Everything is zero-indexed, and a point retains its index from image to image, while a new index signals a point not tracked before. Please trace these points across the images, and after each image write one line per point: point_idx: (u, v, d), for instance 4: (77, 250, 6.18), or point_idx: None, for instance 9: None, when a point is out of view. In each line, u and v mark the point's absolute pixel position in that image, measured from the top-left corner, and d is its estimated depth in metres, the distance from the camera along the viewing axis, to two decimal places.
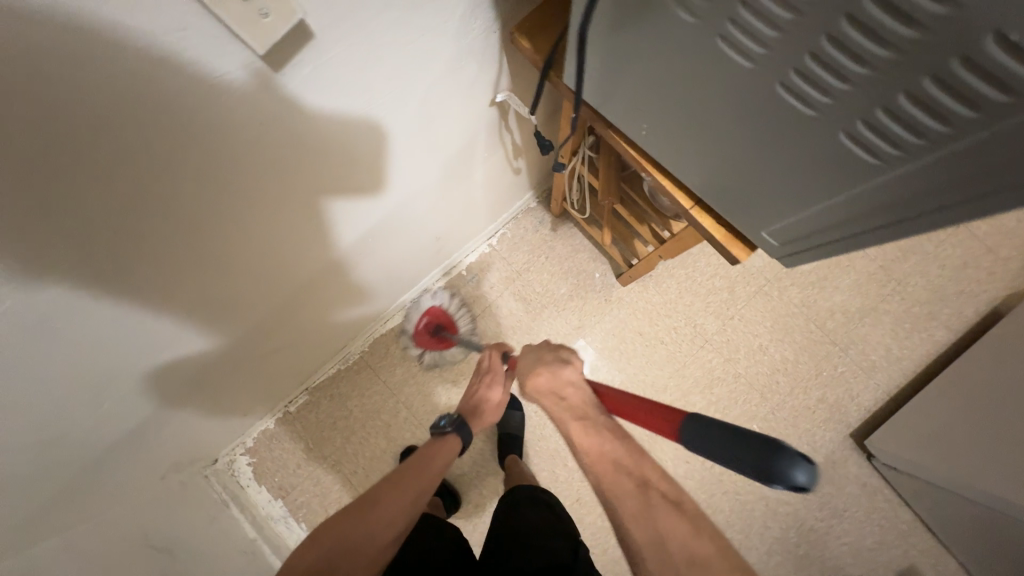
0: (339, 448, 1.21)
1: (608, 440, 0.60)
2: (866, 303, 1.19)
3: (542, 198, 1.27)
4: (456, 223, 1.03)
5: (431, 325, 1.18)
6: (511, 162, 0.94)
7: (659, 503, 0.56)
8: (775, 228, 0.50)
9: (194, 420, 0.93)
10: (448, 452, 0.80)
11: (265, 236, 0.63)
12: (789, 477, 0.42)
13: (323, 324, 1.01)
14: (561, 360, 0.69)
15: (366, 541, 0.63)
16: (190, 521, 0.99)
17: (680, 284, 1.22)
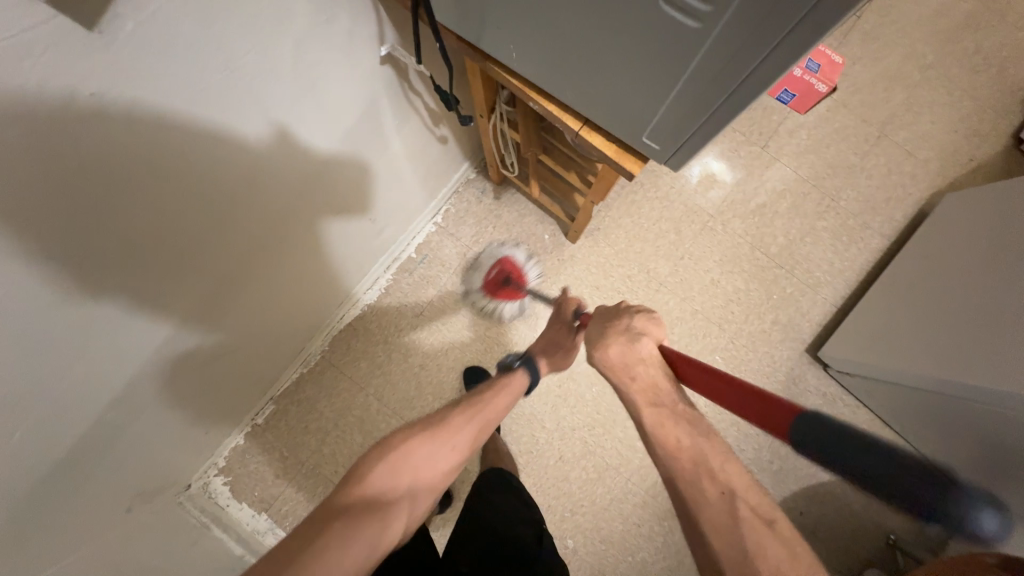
0: (314, 450, 1.19)
1: (689, 437, 0.60)
2: (804, 223, 1.24)
3: (480, 167, 1.25)
4: (392, 203, 1.03)
5: (501, 277, 1.18)
6: (430, 128, 0.92)
7: (751, 518, 0.54)
8: (650, 130, 0.49)
9: (150, 445, 0.89)
10: (515, 389, 0.79)
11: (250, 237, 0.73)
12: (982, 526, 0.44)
13: (287, 315, 1.01)
14: (635, 335, 0.68)
15: (432, 465, 0.61)
16: (172, 545, 0.96)
17: (629, 232, 1.23)
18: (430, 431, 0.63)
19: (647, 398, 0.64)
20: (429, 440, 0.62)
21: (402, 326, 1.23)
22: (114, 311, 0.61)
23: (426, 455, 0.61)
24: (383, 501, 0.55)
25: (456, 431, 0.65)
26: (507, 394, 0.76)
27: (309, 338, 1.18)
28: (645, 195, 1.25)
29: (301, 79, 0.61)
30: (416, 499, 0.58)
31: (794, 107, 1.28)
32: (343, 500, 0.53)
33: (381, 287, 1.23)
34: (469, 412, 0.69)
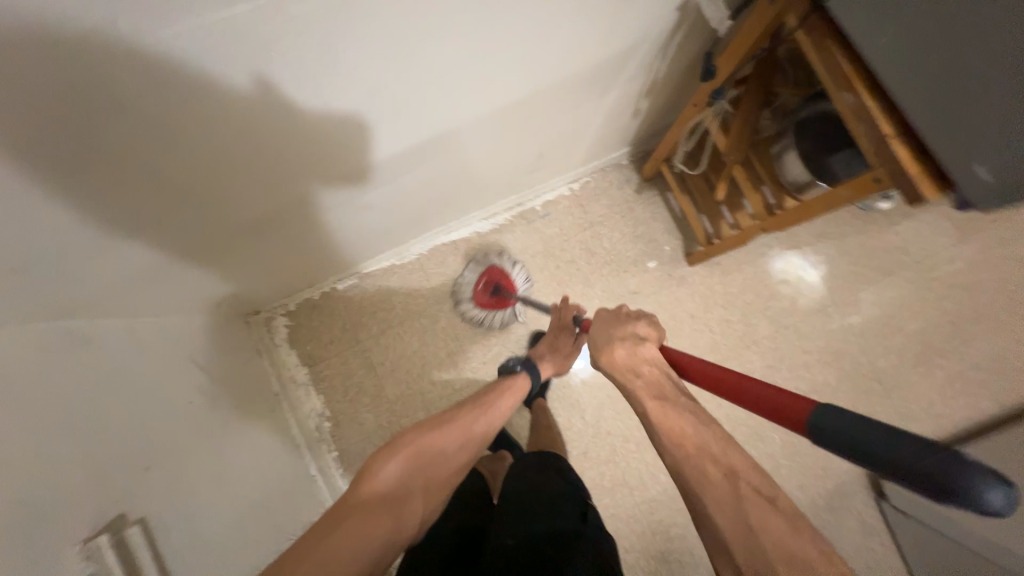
0: (372, 336, 1.24)
1: (691, 425, 0.60)
2: (924, 351, 1.18)
3: (635, 156, 1.25)
4: (559, 153, 1.03)
5: (489, 287, 1.19)
6: (636, 100, 0.90)
7: (750, 493, 0.53)
8: (999, 162, 0.46)
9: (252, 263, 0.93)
10: (514, 395, 0.86)
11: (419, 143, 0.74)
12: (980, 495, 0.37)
13: (325, 245, 1.02)
14: (637, 339, 0.73)
15: (438, 461, 0.69)
16: (220, 358, 1.02)
17: (745, 281, 1.21)
18: (432, 438, 0.69)
19: (652, 392, 0.66)
20: (432, 442, 0.69)
21: (498, 267, 1.25)
22: (124, 230, 0.63)
23: (429, 456, 0.68)
24: (394, 495, 0.62)
25: (461, 430, 0.73)
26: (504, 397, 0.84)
27: (414, 239, 1.21)
28: (776, 253, 1.22)
29: (371, 24, 0.51)
30: (430, 488, 0.66)
31: (968, 237, 1.20)
32: (363, 494, 0.59)
33: (495, 223, 1.26)
34: (475, 413, 0.77)
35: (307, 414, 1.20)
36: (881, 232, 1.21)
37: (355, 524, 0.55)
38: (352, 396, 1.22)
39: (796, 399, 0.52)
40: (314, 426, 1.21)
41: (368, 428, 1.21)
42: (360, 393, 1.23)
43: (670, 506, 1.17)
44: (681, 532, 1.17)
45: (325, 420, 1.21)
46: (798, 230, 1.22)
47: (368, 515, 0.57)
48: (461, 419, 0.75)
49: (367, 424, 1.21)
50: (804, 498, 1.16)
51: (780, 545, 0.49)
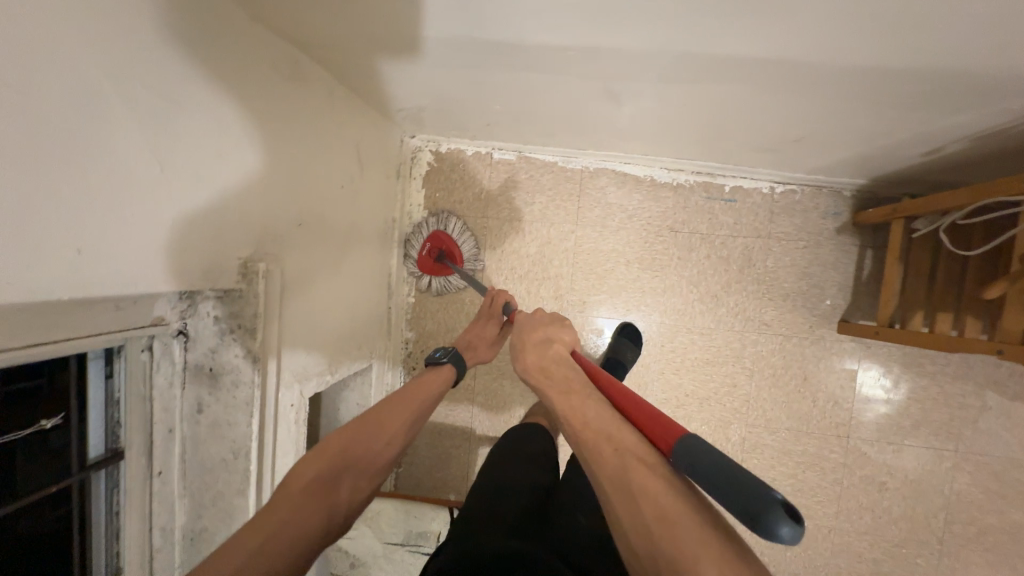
0: (498, 219, 1.20)
1: (594, 410, 0.53)
2: (1009, 546, 1.07)
3: (862, 193, 1.08)
4: (811, 148, 0.87)
5: (433, 252, 1.17)
6: (950, 141, 0.74)
7: (635, 465, 0.45)
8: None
9: (448, 94, 0.86)
10: (436, 383, 0.80)
11: (723, 68, 0.61)
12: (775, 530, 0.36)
13: (469, 112, 0.95)
14: (549, 339, 0.68)
15: (369, 455, 0.64)
16: (374, 160, 1.01)
17: (884, 378, 1.09)
18: (362, 430, 0.64)
19: (561, 388, 0.59)
20: (370, 434, 0.64)
21: (650, 223, 1.15)
22: (266, 11, 0.58)
23: (368, 451, 0.63)
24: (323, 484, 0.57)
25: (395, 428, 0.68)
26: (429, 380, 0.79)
27: (591, 150, 1.11)
28: (935, 372, 1.07)
29: None
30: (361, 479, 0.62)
31: None
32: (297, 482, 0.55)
33: (674, 180, 1.14)
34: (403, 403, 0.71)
35: (407, 253, 1.22)
36: None
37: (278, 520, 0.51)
38: None
39: (660, 425, 0.48)
40: (407, 265, 1.23)
41: (450, 296, 1.23)
42: None
43: None
44: None
45: (417, 267, 1.23)
46: (975, 363, 1.06)
47: (293, 504, 0.53)
48: (380, 411, 0.69)
49: (450, 293, 1.23)
50: None
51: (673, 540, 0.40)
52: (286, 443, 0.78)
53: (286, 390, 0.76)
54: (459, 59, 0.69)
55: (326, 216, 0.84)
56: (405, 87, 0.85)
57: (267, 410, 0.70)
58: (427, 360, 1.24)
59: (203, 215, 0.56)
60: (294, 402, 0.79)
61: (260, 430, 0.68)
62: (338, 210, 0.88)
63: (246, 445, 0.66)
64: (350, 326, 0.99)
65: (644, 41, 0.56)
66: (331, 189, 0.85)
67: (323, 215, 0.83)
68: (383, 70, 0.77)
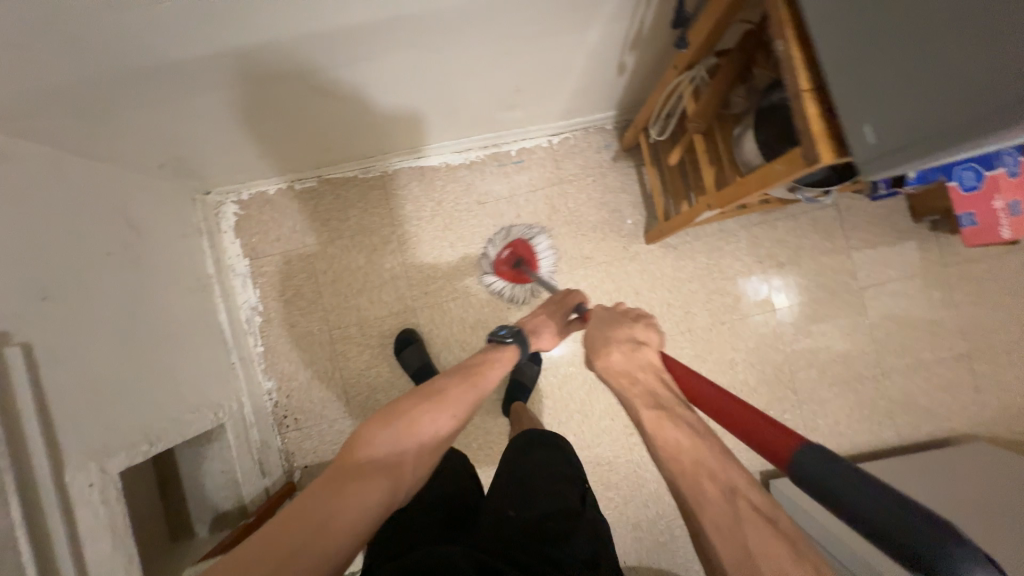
0: (321, 244, 1.22)
1: (689, 437, 0.54)
2: (843, 373, 1.21)
3: (620, 123, 1.23)
4: (539, 93, 1.00)
5: (512, 258, 1.17)
6: (621, 53, 0.87)
7: (752, 515, 0.47)
8: (883, 121, 0.46)
9: (191, 129, 0.89)
10: (499, 366, 0.80)
11: (382, 35, 0.73)
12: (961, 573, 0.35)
13: (234, 143, 0.98)
14: (634, 345, 0.70)
15: (435, 430, 0.67)
16: (158, 223, 1.01)
17: (697, 269, 1.22)
18: (431, 404, 0.68)
19: (642, 396, 0.62)
20: (433, 408, 0.68)
21: (460, 203, 1.23)
22: None
23: (431, 424, 0.66)
24: (392, 458, 0.61)
25: (456, 400, 0.71)
26: (495, 364, 0.79)
27: (381, 155, 1.19)
28: (733, 250, 1.22)
29: None
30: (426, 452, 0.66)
31: (917, 275, 1.21)
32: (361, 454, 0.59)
33: (466, 159, 1.23)
34: (469, 379, 0.74)
35: (240, 304, 1.20)
36: (837, 252, 1.21)
37: (352, 489, 0.55)
38: (288, 297, 1.22)
39: (782, 438, 0.48)
40: (245, 317, 1.21)
41: (299, 330, 1.22)
42: (296, 296, 1.23)
43: None
44: None
45: (257, 313, 1.21)
46: (759, 232, 1.22)
47: (363, 479, 0.56)
48: (446, 384, 0.72)
49: (297, 328, 1.22)
50: None
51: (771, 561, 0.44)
52: (96, 528, 0.72)
53: (75, 469, 0.70)
54: (153, 88, 0.74)
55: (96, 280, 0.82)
56: (140, 135, 0.86)
57: (41, 490, 0.65)
58: (296, 403, 1.21)
59: None
60: (95, 481, 0.73)
61: (31, 522, 0.62)
62: (116, 272, 0.87)
63: (13, 538, 0.60)
64: (172, 389, 0.94)
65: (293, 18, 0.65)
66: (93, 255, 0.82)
67: (90, 281, 0.81)
68: (104, 125, 0.79)
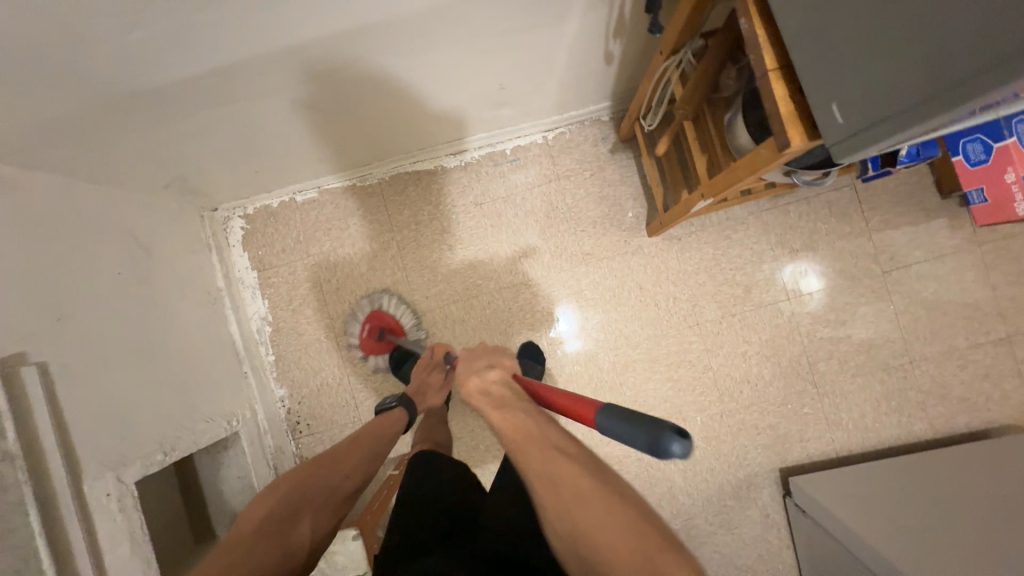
0: (324, 253, 1.25)
1: (520, 423, 0.55)
2: (867, 363, 1.14)
3: (617, 114, 1.20)
4: (527, 89, 0.99)
5: (375, 331, 1.20)
6: (606, 42, 0.85)
7: (571, 477, 0.48)
8: (849, 103, 0.47)
9: (190, 149, 0.92)
10: (393, 423, 0.88)
11: (356, 43, 0.72)
12: (668, 448, 0.47)
13: (232, 159, 1.01)
14: (488, 364, 0.68)
15: (321, 493, 0.71)
16: (168, 241, 1.06)
17: (703, 260, 1.17)
18: (313, 472, 0.72)
19: (493, 403, 0.60)
20: (318, 475, 0.72)
21: (457, 205, 1.23)
22: None
23: (316, 489, 0.70)
24: (279, 525, 0.63)
25: (344, 466, 0.76)
26: (380, 424, 0.86)
27: (376, 163, 1.20)
28: (742, 239, 1.16)
29: None
30: (317, 517, 0.68)
31: (946, 254, 1.13)
32: (245, 529, 0.61)
33: (462, 160, 1.23)
34: (352, 441, 0.81)
35: (250, 314, 1.24)
36: (855, 235, 1.14)
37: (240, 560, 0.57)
38: (295, 306, 1.25)
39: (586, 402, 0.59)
40: (256, 327, 1.25)
41: (307, 338, 1.25)
42: (303, 305, 1.26)
43: None
44: None
45: (267, 323, 1.25)
46: (768, 218, 1.16)
47: (248, 547, 0.59)
48: (331, 454, 0.77)
49: (305, 336, 1.25)
50: (713, 483, 1.16)
51: (585, 519, 0.46)
52: (115, 534, 0.76)
53: (93, 480, 0.75)
54: (142, 112, 0.76)
55: (109, 298, 0.87)
56: (142, 158, 0.89)
57: (58, 500, 0.69)
58: (308, 409, 1.24)
59: None
60: (113, 491, 0.77)
61: (52, 531, 0.67)
62: (130, 291, 0.92)
63: (34, 546, 0.64)
64: (185, 401, 0.98)
65: (269, 36, 0.66)
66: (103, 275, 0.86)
67: (103, 298, 0.86)
68: (107, 151, 0.82)
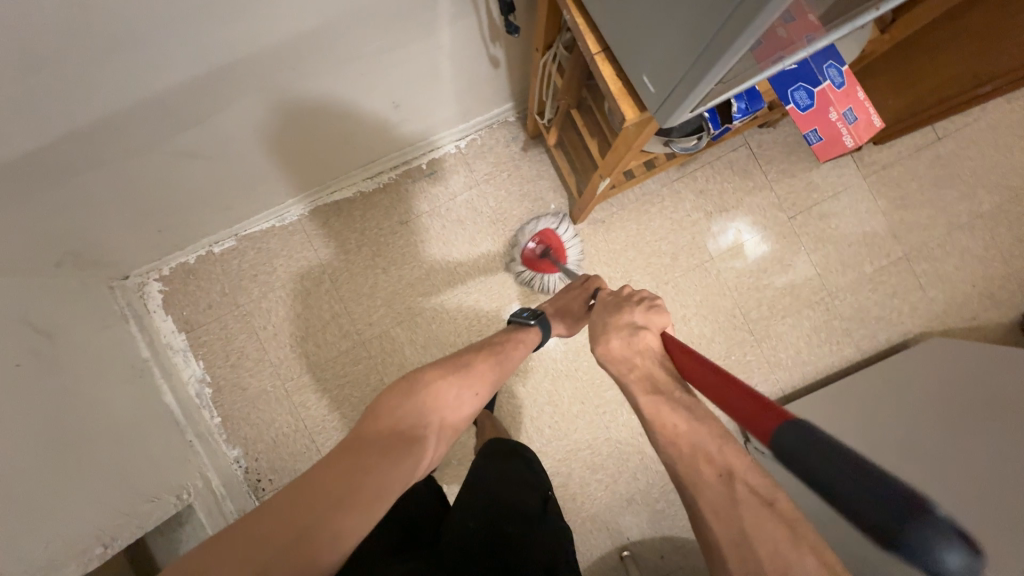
0: (254, 301, 1.21)
1: (686, 421, 0.55)
2: (793, 303, 1.22)
3: (521, 112, 1.23)
4: (423, 102, 1.00)
5: (542, 250, 1.16)
6: (484, 47, 0.87)
7: (750, 500, 0.48)
8: (649, 77, 0.53)
9: (79, 220, 0.87)
10: (523, 347, 0.82)
11: (228, 82, 0.71)
12: (933, 554, 0.38)
13: (130, 221, 0.96)
14: (633, 328, 0.69)
15: (450, 412, 0.65)
16: (74, 320, 0.99)
17: (629, 237, 1.22)
18: (445, 380, 0.66)
19: (642, 383, 0.62)
20: (451, 389, 0.66)
21: (383, 226, 1.22)
22: None
23: (446, 404, 0.64)
24: (410, 437, 0.59)
25: (476, 381, 0.69)
26: (514, 349, 0.80)
27: (293, 198, 1.18)
28: (660, 210, 1.22)
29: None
30: (441, 436, 0.63)
31: (840, 192, 1.23)
32: (379, 432, 0.57)
33: (380, 182, 1.22)
34: (488, 363, 0.73)
35: (186, 379, 1.18)
36: (760, 189, 1.23)
37: (374, 466, 0.53)
38: (234, 361, 1.20)
39: (773, 414, 0.48)
40: (195, 391, 1.19)
41: (253, 391, 1.20)
42: (243, 358, 1.21)
43: (554, 458, 1.20)
44: (565, 483, 1.20)
45: (206, 384, 1.19)
46: (680, 187, 1.22)
47: (381, 452, 0.55)
48: (463, 366, 0.70)
49: (251, 390, 1.20)
50: None
51: (773, 554, 0.44)
52: None
53: None
54: (9, 190, 0.71)
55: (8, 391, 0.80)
56: (25, 237, 0.83)
57: None
58: (267, 464, 1.19)
59: None
60: None
61: None
62: (37, 379, 0.85)
63: None
64: (122, 483, 0.91)
65: (133, 91, 0.64)
66: (2, 368, 0.79)
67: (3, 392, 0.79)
68: None
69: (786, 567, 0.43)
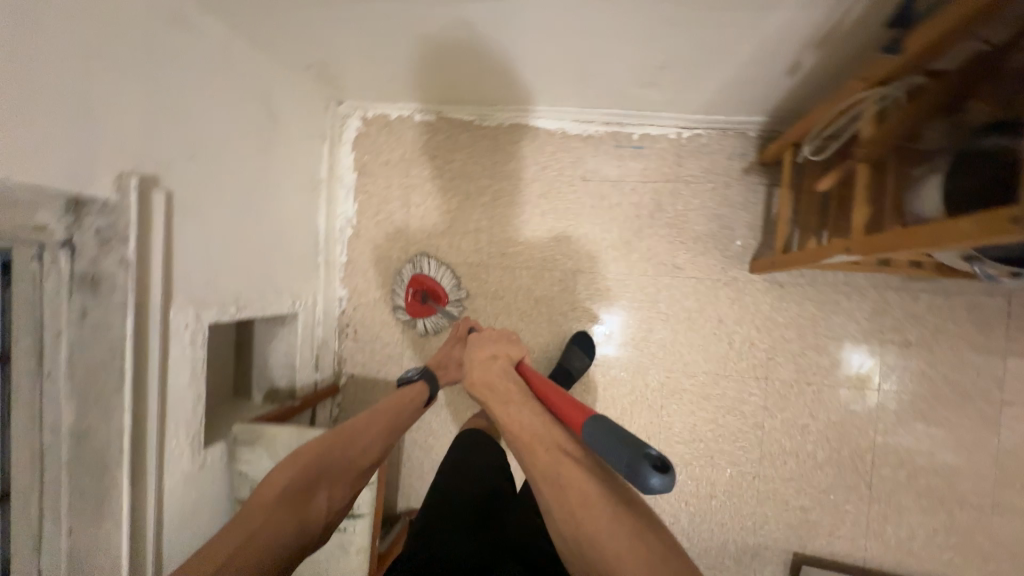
0: (422, 178, 1.26)
1: (528, 415, 0.62)
2: (939, 487, 1.02)
3: (766, 132, 1.09)
4: (686, 75, 0.91)
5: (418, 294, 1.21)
6: (800, 49, 0.75)
7: (564, 458, 0.57)
8: None
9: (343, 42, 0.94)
10: (412, 396, 0.89)
11: None
12: (647, 481, 0.48)
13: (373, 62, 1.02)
14: (491, 357, 0.73)
15: (344, 464, 0.74)
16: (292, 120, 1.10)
17: (800, 316, 1.07)
18: (335, 445, 0.74)
19: (499, 399, 0.66)
20: (339, 452, 0.74)
21: (564, 173, 1.18)
22: None
23: (337, 463, 0.73)
24: (300, 492, 0.68)
25: (365, 441, 0.77)
26: (403, 399, 0.87)
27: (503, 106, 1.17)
28: (852, 309, 1.05)
29: None
30: (338, 487, 0.72)
31: None
32: (267, 495, 0.66)
33: (585, 131, 1.17)
34: (373, 418, 0.80)
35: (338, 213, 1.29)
36: (987, 351, 1.00)
37: (262, 527, 0.63)
38: (379, 220, 1.29)
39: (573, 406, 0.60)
40: (338, 226, 1.30)
41: (380, 252, 1.28)
42: (387, 221, 1.29)
43: None
44: None
45: (350, 226, 1.30)
46: (892, 298, 1.03)
47: (266, 516, 0.64)
48: (354, 428, 0.77)
49: (378, 251, 1.29)
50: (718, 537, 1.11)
51: (584, 509, 0.53)
52: (179, 361, 0.83)
53: (180, 309, 0.82)
54: None
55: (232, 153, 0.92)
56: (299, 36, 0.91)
57: (150, 312, 0.76)
58: (359, 317, 1.30)
59: (66, 119, 0.61)
60: (190, 324, 0.84)
61: (137, 340, 0.74)
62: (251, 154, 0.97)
63: (121, 345, 0.71)
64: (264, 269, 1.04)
65: None
66: None
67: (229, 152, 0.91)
68: (272, 20, 0.85)
69: (590, 516, 0.53)
